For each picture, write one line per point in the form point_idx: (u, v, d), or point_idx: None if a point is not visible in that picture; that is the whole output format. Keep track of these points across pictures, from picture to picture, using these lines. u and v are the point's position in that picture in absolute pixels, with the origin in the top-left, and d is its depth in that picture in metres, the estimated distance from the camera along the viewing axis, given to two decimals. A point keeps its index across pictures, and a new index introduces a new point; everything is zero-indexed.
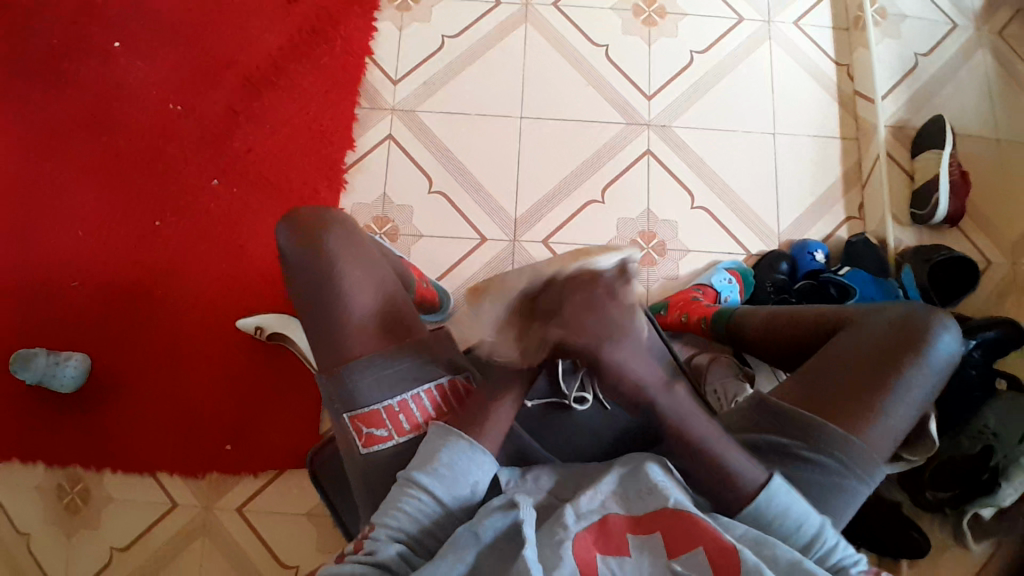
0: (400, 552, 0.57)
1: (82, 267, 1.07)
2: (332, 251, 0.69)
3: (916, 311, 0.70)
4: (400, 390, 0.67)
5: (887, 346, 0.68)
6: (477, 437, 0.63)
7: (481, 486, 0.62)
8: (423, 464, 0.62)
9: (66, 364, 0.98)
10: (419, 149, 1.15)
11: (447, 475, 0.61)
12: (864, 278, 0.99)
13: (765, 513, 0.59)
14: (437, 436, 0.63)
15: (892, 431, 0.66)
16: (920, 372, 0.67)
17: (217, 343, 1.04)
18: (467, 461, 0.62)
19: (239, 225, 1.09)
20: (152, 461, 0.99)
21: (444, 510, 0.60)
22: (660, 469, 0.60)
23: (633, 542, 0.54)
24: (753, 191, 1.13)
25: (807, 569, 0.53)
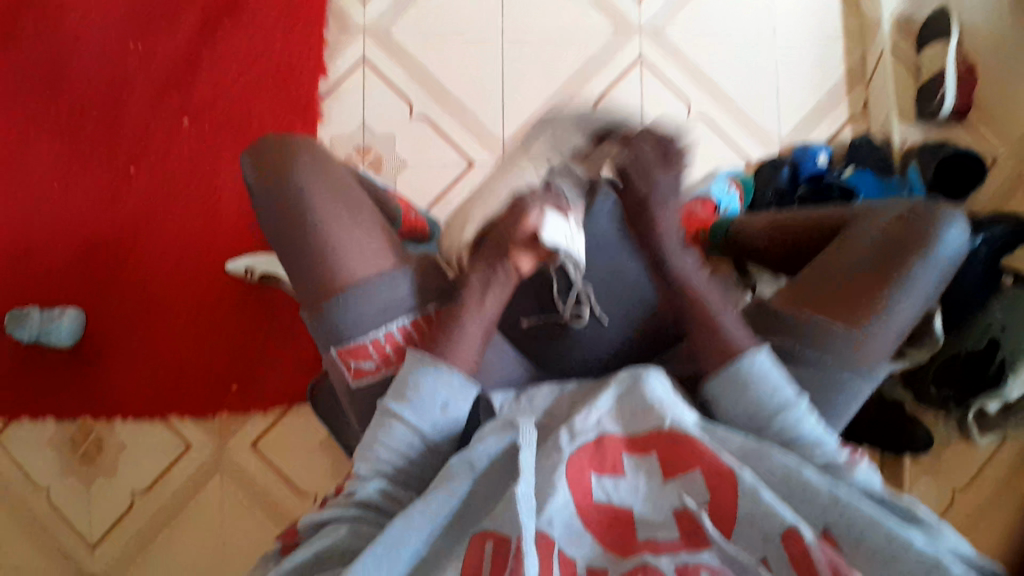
0: (381, 486, 0.59)
1: (64, 220, 1.04)
2: (292, 175, 0.67)
3: (922, 206, 0.68)
4: (386, 319, 0.66)
5: (894, 242, 0.66)
6: (453, 359, 0.63)
7: (450, 407, 0.62)
8: (397, 395, 0.61)
9: (62, 318, 0.97)
10: (396, 73, 1.09)
11: (419, 400, 0.60)
12: (868, 177, 0.94)
13: (742, 376, 0.59)
14: (413, 357, 0.62)
15: (899, 325, 0.64)
16: (929, 264, 0.65)
17: (208, 286, 1.02)
18: (429, 382, 0.61)
19: (216, 165, 1.05)
20: (160, 406, 1.00)
21: (421, 440, 0.60)
22: (659, 384, 0.59)
23: (628, 462, 0.55)
24: (753, 94, 1.08)
25: (801, 479, 0.53)
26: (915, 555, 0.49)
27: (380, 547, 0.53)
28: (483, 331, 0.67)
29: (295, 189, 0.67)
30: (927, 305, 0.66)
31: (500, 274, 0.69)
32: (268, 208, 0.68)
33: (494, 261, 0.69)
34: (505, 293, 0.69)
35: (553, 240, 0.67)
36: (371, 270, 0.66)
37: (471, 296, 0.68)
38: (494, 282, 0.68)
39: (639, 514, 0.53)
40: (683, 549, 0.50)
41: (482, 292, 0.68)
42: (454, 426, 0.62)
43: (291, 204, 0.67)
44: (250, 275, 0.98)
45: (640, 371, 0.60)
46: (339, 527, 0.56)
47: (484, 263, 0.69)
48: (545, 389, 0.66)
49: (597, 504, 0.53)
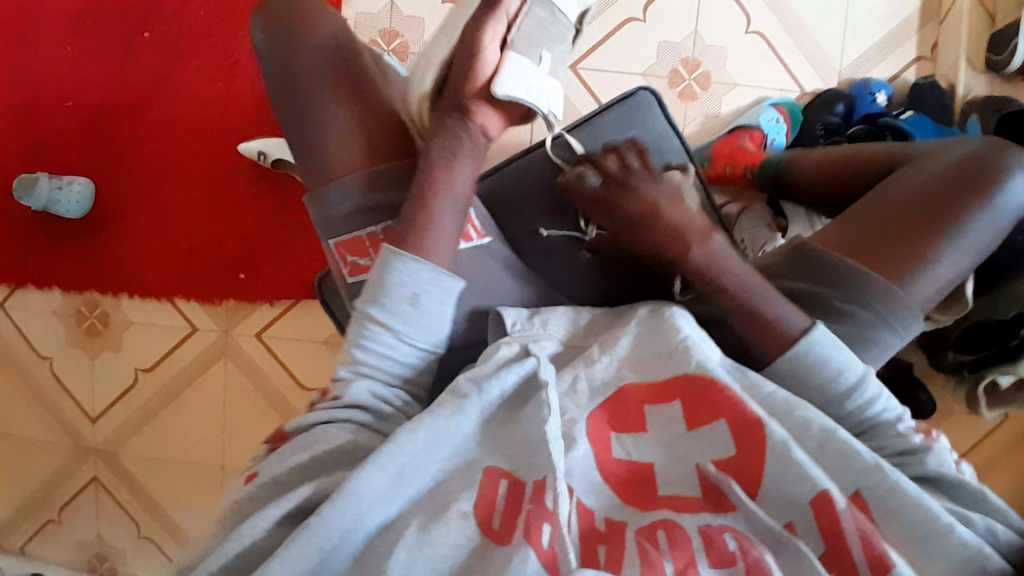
0: (372, 390, 0.55)
1: (69, 81, 0.97)
2: (299, 52, 0.65)
3: (978, 152, 0.64)
4: (375, 213, 0.62)
5: (946, 192, 0.62)
6: (421, 255, 0.56)
7: (421, 297, 0.56)
8: (373, 296, 0.56)
9: (70, 187, 0.94)
10: None
11: (387, 297, 0.56)
12: (927, 124, 0.87)
13: (806, 358, 0.55)
14: (383, 254, 0.57)
15: (938, 280, 0.62)
16: (979, 218, 0.62)
17: (218, 167, 0.97)
18: (398, 273, 0.55)
19: (229, 32, 0.97)
20: (168, 287, 0.98)
21: (398, 336, 0.56)
22: (685, 323, 0.57)
23: (650, 413, 0.54)
24: (818, 18, 0.99)
25: (840, 440, 0.50)
26: (955, 539, 0.46)
27: (386, 455, 0.49)
28: (460, 216, 0.60)
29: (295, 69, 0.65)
30: (970, 262, 0.63)
31: (457, 129, 0.59)
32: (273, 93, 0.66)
33: (447, 114, 0.59)
34: (476, 168, 0.61)
35: (507, 91, 0.58)
36: (362, 154, 0.64)
37: (439, 181, 0.59)
38: (460, 151, 0.60)
39: (658, 465, 0.52)
40: (710, 511, 0.48)
41: (446, 178, 0.59)
42: (427, 317, 0.56)
43: (295, 80, 0.65)
44: (263, 161, 0.93)
45: (664, 309, 0.60)
46: (335, 428, 0.52)
47: (442, 123, 0.59)
48: (561, 313, 0.65)
49: (619, 461, 0.52)
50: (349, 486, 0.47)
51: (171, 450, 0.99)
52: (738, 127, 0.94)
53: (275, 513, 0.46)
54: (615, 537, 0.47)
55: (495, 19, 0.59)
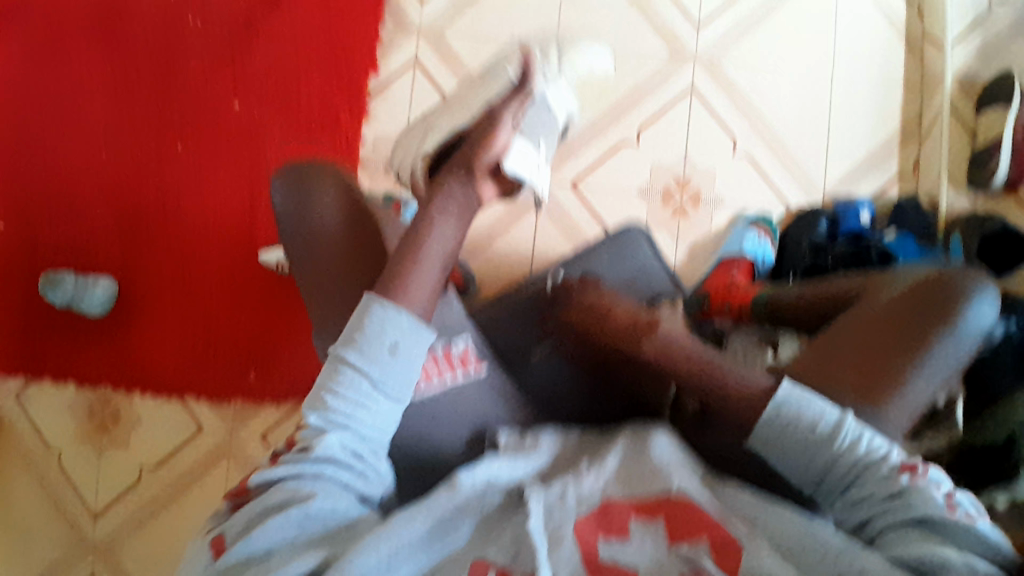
0: (342, 441, 0.54)
1: (103, 188, 1.05)
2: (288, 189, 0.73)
3: (942, 275, 0.66)
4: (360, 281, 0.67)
5: (915, 308, 0.64)
6: (401, 301, 0.58)
7: (400, 345, 0.56)
8: (349, 340, 0.56)
9: (95, 287, 0.99)
10: (445, 76, 1.06)
11: (366, 343, 0.56)
12: (909, 242, 0.92)
13: (783, 412, 0.55)
14: (365, 301, 0.58)
15: (913, 403, 0.62)
16: (946, 343, 0.63)
17: (235, 272, 1.03)
18: (378, 322, 0.56)
19: (256, 147, 1.04)
20: (179, 386, 1.02)
21: (372, 385, 0.55)
22: (663, 443, 0.61)
23: (635, 527, 0.53)
24: (802, 140, 1.05)
25: (813, 539, 0.51)
26: None
27: (383, 541, 0.50)
28: (440, 268, 0.63)
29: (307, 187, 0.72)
30: (944, 381, 0.64)
31: (455, 191, 0.65)
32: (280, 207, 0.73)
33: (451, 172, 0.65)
34: (463, 223, 0.66)
35: (514, 168, 0.65)
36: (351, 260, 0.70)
37: (428, 238, 0.63)
38: (450, 204, 0.65)
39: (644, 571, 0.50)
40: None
41: (438, 234, 0.63)
42: (405, 371, 0.56)
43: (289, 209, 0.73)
44: (281, 269, 0.99)
45: (642, 440, 0.62)
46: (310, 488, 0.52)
47: (446, 183, 0.65)
48: (550, 434, 0.67)
49: (606, 563, 0.50)
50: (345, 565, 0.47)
51: (167, 548, 0.99)
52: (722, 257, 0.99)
53: None
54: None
55: (515, 111, 0.66)
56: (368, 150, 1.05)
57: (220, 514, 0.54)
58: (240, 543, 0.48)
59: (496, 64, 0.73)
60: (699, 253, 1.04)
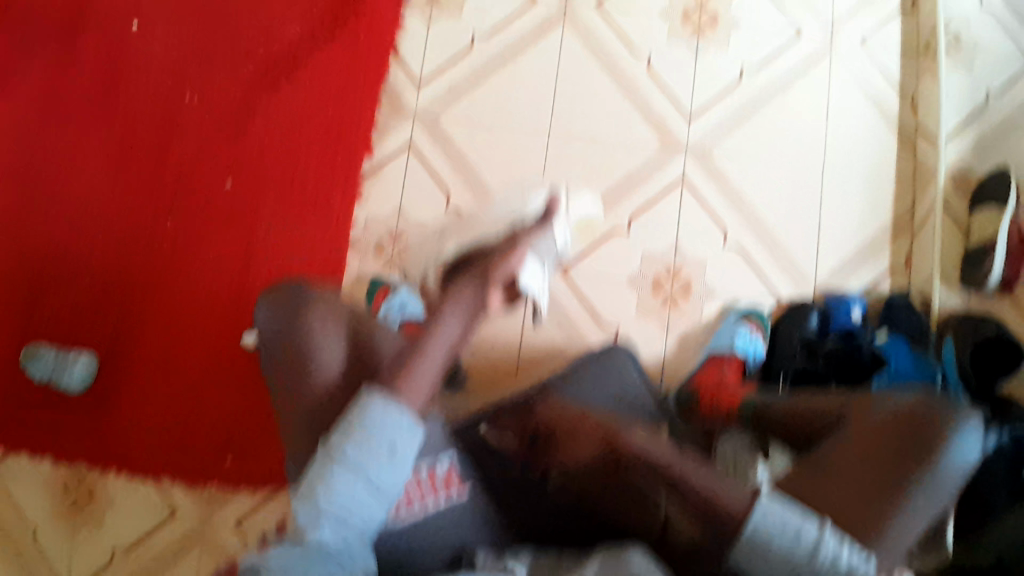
0: (334, 532, 0.56)
1: (91, 262, 1.05)
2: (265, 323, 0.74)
3: (927, 405, 0.65)
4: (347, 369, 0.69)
5: (902, 441, 0.63)
6: (402, 395, 0.61)
7: (398, 443, 0.59)
8: (345, 432, 0.59)
9: (75, 363, 0.99)
10: (438, 160, 1.07)
11: (363, 441, 0.58)
12: (900, 345, 0.92)
13: (763, 534, 0.54)
14: (364, 394, 0.60)
15: (907, 540, 0.60)
16: (936, 478, 0.61)
17: (218, 351, 1.03)
18: (377, 420, 0.59)
19: (246, 227, 1.05)
20: (155, 466, 1.00)
21: (366, 483, 0.57)
22: (641, 559, 0.56)
23: None
24: (793, 232, 1.05)
25: None
26: None
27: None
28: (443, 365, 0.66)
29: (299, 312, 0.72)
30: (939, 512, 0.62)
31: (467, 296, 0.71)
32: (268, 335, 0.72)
33: (474, 283, 0.72)
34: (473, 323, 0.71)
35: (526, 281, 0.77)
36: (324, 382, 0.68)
37: (436, 337, 0.67)
38: (466, 304, 0.70)
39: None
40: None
41: (448, 334, 0.68)
42: (398, 472, 0.59)
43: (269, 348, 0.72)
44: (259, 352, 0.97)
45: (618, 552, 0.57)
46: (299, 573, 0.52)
47: (466, 287, 0.71)
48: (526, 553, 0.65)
49: None
50: None
51: None
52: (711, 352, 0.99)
53: None
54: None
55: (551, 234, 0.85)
56: (359, 230, 1.05)
57: None
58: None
59: (526, 196, 1.04)
60: (688, 344, 1.02)
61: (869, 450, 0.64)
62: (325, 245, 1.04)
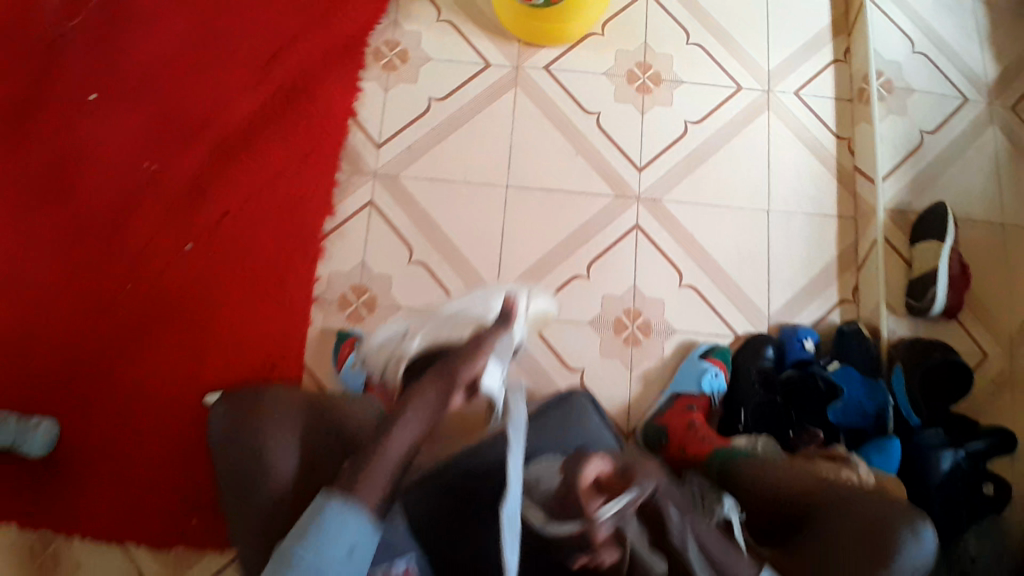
0: None
1: (49, 328, 1.04)
2: (237, 408, 0.67)
3: (893, 514, 0.62)
4: (302, 480, 0.65)
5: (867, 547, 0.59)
6: (361, 496, 0.60)
7: (358, 548, 0.58)
8: (299, 536, 0.58)
9: (37, 429, 0.97)
10: (400, 216, 1.10)
11: (324, 549, 0.57)
12: (852, 376, 0.96)
13: None
14: (317, 502, 0.60)
15: None
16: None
17: (182, 412, 1.02)
18: (327, 525, 0.58)
19: (207, 289, 1.06)
20: (120, 531, 0.98)
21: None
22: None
23: None
24: (744, 270, 1.10)
25: None
26: None
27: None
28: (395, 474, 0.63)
29: (258, 429, 0.66)
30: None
31: (431, 400, 0.68)
32: (218, 447, 0.66)
33: (429, 387, 0.69)
34: (421, 432, 0.67)
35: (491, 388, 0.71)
36: (281, 492, 0.64)
37: (392, 439, 0.65)
38: (421, 408, 0.68)
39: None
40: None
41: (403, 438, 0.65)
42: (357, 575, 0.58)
43: (235, 434, 0.66)
44: None
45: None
46: None
47: (421, 394, 0.68)
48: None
49: None
50: None
51: None
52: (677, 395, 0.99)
53: None
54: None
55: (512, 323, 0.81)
56: (322, 287, 1.07)
57: None
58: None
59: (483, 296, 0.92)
60: (651, 382, 1.04)
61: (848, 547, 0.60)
62: (289, 304, 1.06)
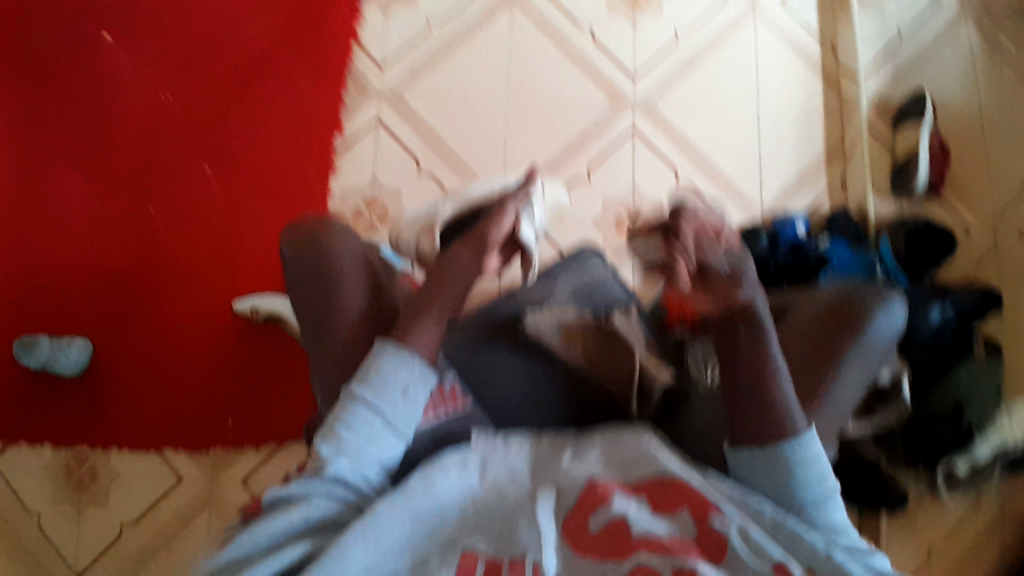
0: (353, 466, 0.58)
1: (76, 252, 1.07)
2: (309, 244, 0.72)
3: (856, 292, 0.68)
4: (366, 310, 0.69)
5: (831, 322, 0.66)
6: (415, 347, 0.62)
7: (411, 390, 0.61)
8: (359, 377, 0.61)
9: (70, 348, 1.00)
10: (407, 132, 1.15)
11: (381, 389, 0.60)
12: (842, 246, 1.00)
13: (790, 458, 0.56)
14: (376, 347, 0.62)
15: (840, 411, 0.64)
16: (862, 351, 0.65)
17: (211, 324, 1.06)
18: (389, 369, 0.60)
19: (225, 207, 1.10)
20: (157, 438, 1.02)
21: (383, 424, 0.60)
22: (644, 441, 0.62)
23: (620, 497, 0.56)
24: (737, 167, 1.15)
25: (793, 531, 0.54)
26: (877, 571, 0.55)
27: (364, 526, 0.54)
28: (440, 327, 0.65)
29: (325, 264, 0.71)
30: (872, 375, 0.66)
31: (463, 258, 0.68)
32: (294, 286, 0.72)
33: (465, 251, 0.69)
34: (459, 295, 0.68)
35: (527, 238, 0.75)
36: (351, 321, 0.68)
37: (434, 309, 0.65)
38: (459, 271, 0.68)
39: (633, 518, 0.54)
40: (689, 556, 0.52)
41: (445, 306, 0.66)
42: (414, 411, 0.61)
43: (306, 269, 0.71)
44: (256, 314, 1.04)
45: (628, 432, 0.64)
46: (319, 501, 0.57)
47: (456, 254, 0.69)
48: (516, 393, 0.74)
49: (595, 535, 0.55)
50: (335, 551, 0.52)
51: None
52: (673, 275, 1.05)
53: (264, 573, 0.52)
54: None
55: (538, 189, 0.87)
56: (336, 201, 1.12)
57: (233, 526, 0.59)
58: (230, 545, 0.54)
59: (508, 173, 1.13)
60: None
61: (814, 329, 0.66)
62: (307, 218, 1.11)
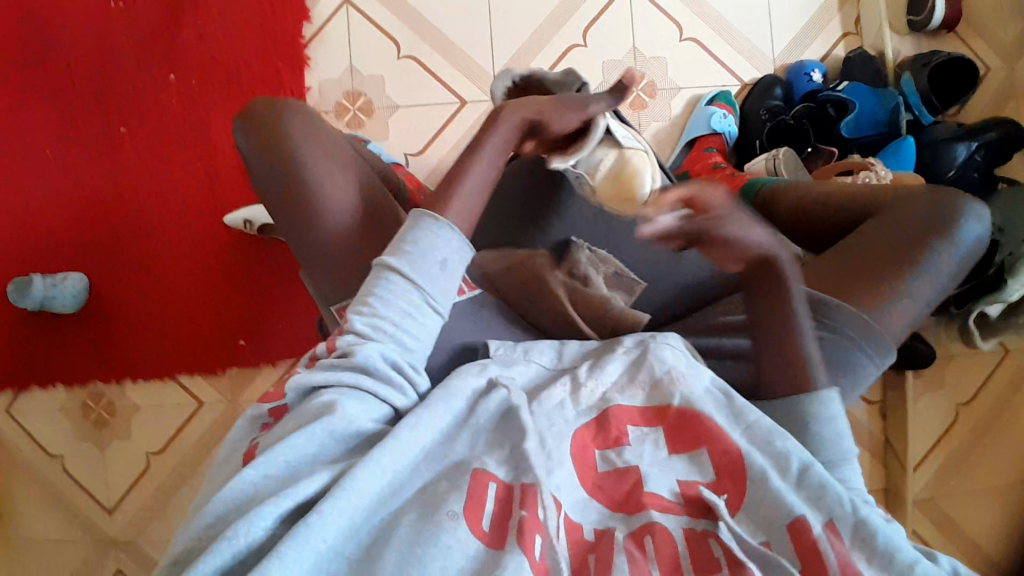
0: (383, 353, 0.47)
1: (45, 184, 0.99)
2: (274, 134, 0.59)
3: (941, 200, 0.63)
4: (361, 209, 0.59)
5: (903, 231, 0.62)
6: (452, 218, 0.52)
7: (451, 263, 0.51)
8: (393, 248, 0.50)
9: (64, 283, 0.94)
10: (381, 12, 1.04)
11: (418, 257, 0.49)
12: (863, 89, 0.95)
13: (807, 408, 0.52)
14: (414, 215, 0.52)
15: (901, 319, 0.61)
16: (938, 261, 0.61)
17: (204, 243, 1.00)
18: (432, 235, 0.50)
19: (196, 117, 1.01)
20: (172, 365, 0.99)
21: (422, 298, 0.49)
22: (669, 353, 0.54)
23: (635, 434, 0.49)
24: (744, 17, 1.06)
25: (817, 478, 0.46)
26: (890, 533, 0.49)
27: (389, 451, 0.43)
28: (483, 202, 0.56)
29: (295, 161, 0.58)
30: (934, 300, 0.63)
31: (514, 123, 0.59)
32: (266, 189, 0.60)
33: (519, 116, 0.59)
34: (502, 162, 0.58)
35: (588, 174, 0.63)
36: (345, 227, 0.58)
37: (474, 172, 0.55)
38: (507, 136, 0.58)
39: (647, 471, 0.47)
40: (703, 517, 0.44)
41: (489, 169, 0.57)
42: (452, 290, 0.51)
43: (275, 166, 0.59)
44: (249, 227, 0.95)
45: (649, 340, 0.55)
46: (349, 393, 0.45)
47: (508, 119, 0.58)
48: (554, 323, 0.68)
49: (602, 473, 0.47)
50: (347, 474, 0.40)
51: None
52: (688, 140, 1.01)
53: (275, 511, 0.38)
54: (606, 547, 0.42)
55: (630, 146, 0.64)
56: (315, 96, 1.03)
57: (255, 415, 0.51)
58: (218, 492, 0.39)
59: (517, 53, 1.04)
60: (663, 141, 1.04)
61: (888, 235, 0.62)
62: None
